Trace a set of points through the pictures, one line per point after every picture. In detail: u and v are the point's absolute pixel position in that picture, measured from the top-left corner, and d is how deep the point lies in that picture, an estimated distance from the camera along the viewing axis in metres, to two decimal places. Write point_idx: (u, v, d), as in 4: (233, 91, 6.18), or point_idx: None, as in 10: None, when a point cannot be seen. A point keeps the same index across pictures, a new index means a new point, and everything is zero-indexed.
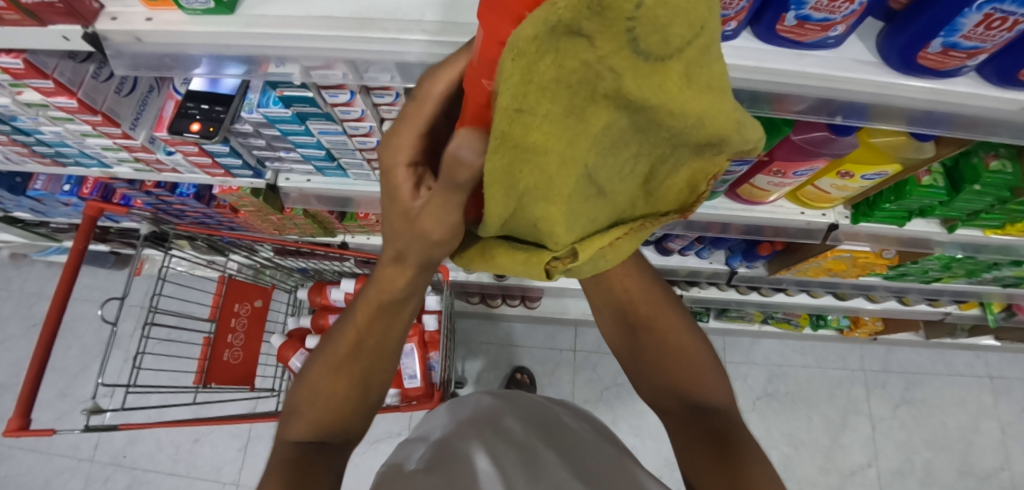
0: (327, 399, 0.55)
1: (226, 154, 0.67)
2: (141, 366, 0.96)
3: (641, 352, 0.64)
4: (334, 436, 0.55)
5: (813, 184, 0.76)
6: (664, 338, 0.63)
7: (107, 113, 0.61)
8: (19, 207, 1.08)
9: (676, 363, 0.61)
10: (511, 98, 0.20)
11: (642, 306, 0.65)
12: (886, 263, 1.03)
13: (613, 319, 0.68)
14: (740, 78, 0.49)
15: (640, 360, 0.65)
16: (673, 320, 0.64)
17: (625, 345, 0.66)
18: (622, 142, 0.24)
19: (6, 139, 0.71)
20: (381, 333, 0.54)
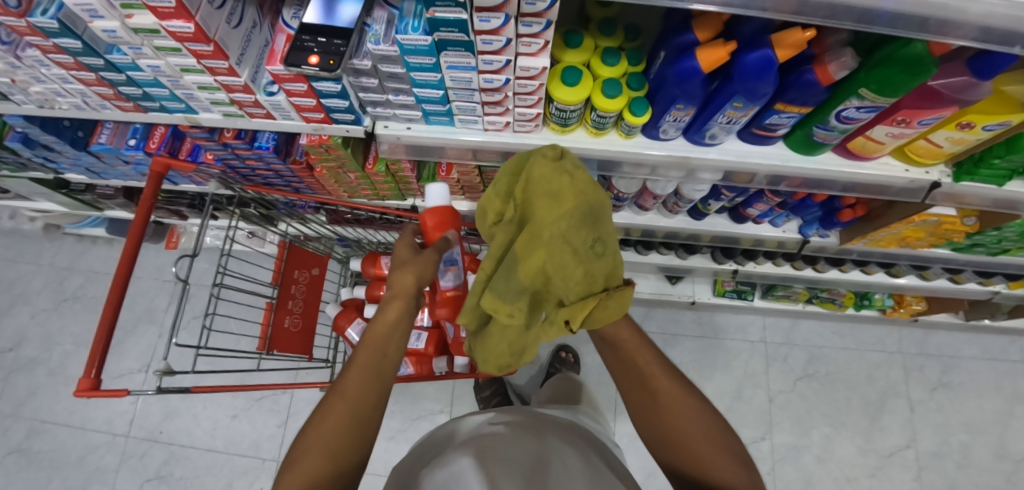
0: (329, 436, 0.49)
1: (335, 94, 0.64)
2: (210, 328, 0.93)
3: (664, 433, 0.56)
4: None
5: (926, 138, 0.74)
6: (676, 424, 0.56)
7: (219, 43, 0.58)
8: (73, 167, 1.04)
9: (694, 446, 0.55)
10: (542, 171, 0.59)
11: (660, 377, 0.58)
12: (965, 231, 1.02)
13: (626, 391, 0.61)
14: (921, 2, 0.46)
15: (661, 441, 0.57)
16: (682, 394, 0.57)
17: (645, 425, 0.58)
18: (589, 219, 0.57)
19: (93, 77, 0.67)
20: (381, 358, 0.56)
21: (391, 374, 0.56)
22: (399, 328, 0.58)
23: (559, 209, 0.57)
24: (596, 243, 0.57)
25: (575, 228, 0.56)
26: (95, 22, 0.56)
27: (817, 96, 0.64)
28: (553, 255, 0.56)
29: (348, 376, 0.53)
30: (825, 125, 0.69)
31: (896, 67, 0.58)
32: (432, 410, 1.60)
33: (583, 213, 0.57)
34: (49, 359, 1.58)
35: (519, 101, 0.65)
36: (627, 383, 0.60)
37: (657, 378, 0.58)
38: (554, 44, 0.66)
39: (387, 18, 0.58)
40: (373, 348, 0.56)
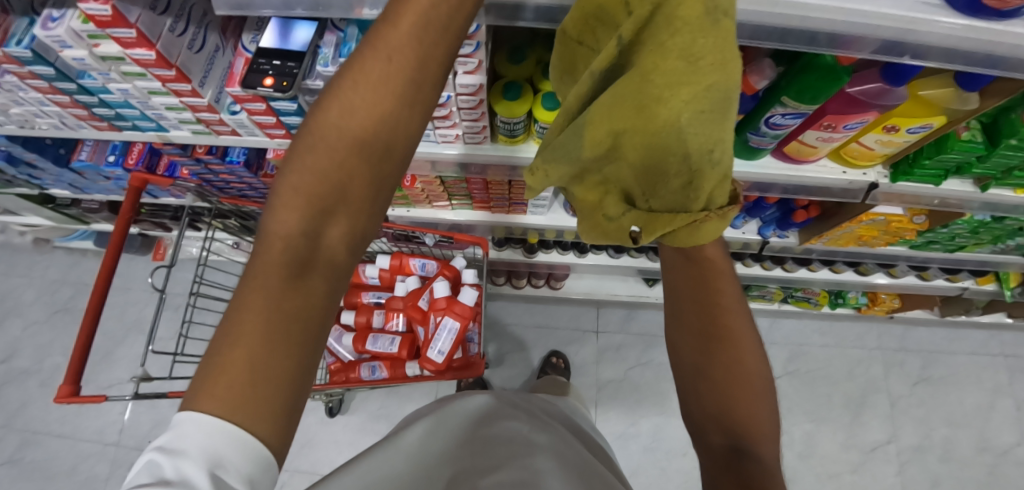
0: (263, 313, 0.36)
1: (292, 112, 0.68)
2: (188, 335, 0.96)
3: (708, 370, 0.55)
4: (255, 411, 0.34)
5: (858, 141, 0.78)
6: (729, 364, 0.54)
7: (181, 68, 0.63)
8: (58, 183, 1.08)
9: (742, 395, 0.54)
10: (673, 9, 0.34)
11: (733, 317, 0.55)
12: (916, 229, 1.06)
13: (693, 323, 0.56)
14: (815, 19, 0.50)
15: (700, 375, 0.56)
16: (743, 333, 0.55)
17: (692, 362, 0.56)
18: (715, 110, 0.34)
19: (67, 99, 0.72)
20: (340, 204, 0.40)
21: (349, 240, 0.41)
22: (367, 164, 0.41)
23: (698, 97, 0.34)
24: (705, 152, 0.35)
25: (700, 125, 0.34)
26: (65, 51, 0.60)
27: (745, 103, 0.69)
28: (635, 134, 0.37)
29: (275, 241, 0.38)
30: (758, 132, 0.74)
31: (813, 76, 0.62)
32: None
33: (706, 96, 0.33)
34: (41, 371, 1.62)
35: (465, 115, 0.69)
36: (698, 315, 0.55)
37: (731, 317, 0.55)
38: (497, 58, 0.70)
39: (335, 41, 0.64)
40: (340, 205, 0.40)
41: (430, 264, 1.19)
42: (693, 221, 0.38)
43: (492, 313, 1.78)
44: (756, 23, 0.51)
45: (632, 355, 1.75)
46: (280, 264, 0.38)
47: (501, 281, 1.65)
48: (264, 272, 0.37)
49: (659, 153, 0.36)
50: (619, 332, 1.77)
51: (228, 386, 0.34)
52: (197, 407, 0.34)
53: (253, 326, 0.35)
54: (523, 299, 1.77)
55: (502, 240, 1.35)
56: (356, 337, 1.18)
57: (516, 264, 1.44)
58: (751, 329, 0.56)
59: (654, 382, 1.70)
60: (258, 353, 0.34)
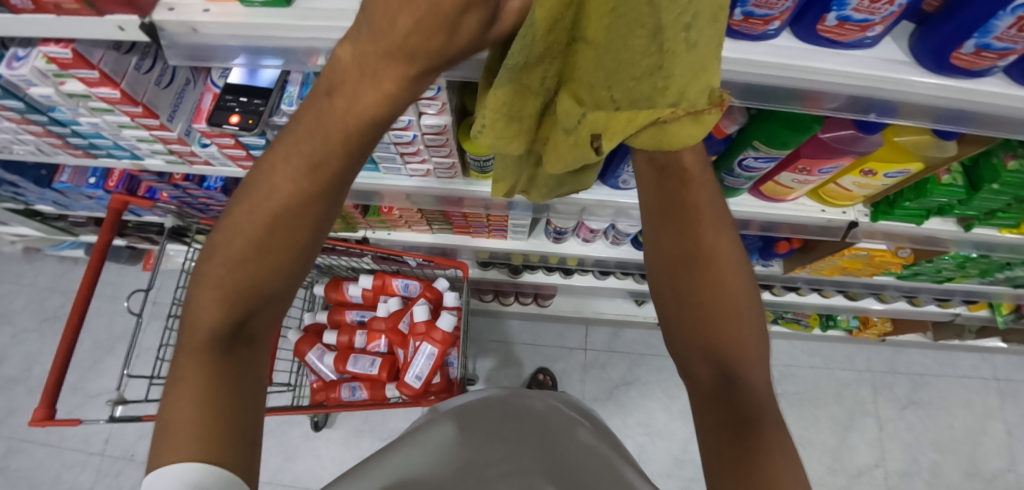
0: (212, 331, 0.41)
1: (261, 147, 0.68)
2: (166, 358, 0.96)
3: (687, 294, 0.50)
4: (219, 441, 0.38)
5: (835, 182, 0.78)
6: (716, 285, 0.49)
7: (148, 105, 0.62)
8: (42, 200, 1.09)
9: (726, 319, 0.48)
10: None
11: (714, 237, 0.49)
12: (900, 262, 1.05)
13: (668, 250, 0.50)
14: (779, 75, 0.50)
15: (680, 298, 0.50)
16: (729, 256, 0.49)
17: (673, 294, 0.51)
18: None
19: (41, 129, 0.72)
20: (297, 228, 0.41)
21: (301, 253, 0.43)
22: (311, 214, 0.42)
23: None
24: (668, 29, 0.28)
25: None
26: (32, 89, 0.61)
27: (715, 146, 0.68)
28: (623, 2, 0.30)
29: (215, 272, 0.41)
30: (732, 173, 0.73)
31: (782, 124, 0.61)
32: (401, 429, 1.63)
33: None
34: (29, 378, 1.63)
35: (434, 152, 0.69)
36: (676, 240, 0.49)
37: (713, 240, 0.49)
38: (464, 94, 0.69)
39: (301, 80, 0.63)
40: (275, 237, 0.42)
41: (413, 284, 1.18)
42: (657, 119, 0.31)
43: (479, 328, 1.77)
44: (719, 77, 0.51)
45: (615, 372, 1.74)
46: (235, 294, 0.41)
47: (489, 298, 1.64)
48: (219, 292, 0.41)
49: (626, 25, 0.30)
50: (606, 350, 1.76)
51: (192, 411, 0.38)
52: (160, 463, 0.37)
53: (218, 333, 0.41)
54: (510, 316, 1.76)
55: (486, 261, 1.34)
56: (336, 357, 1.18)
57: (500, 283, 1.44)
58: (738, 254, 0.50)
59: (640, 401, 1.70)
60: (213, 390, 0.39)
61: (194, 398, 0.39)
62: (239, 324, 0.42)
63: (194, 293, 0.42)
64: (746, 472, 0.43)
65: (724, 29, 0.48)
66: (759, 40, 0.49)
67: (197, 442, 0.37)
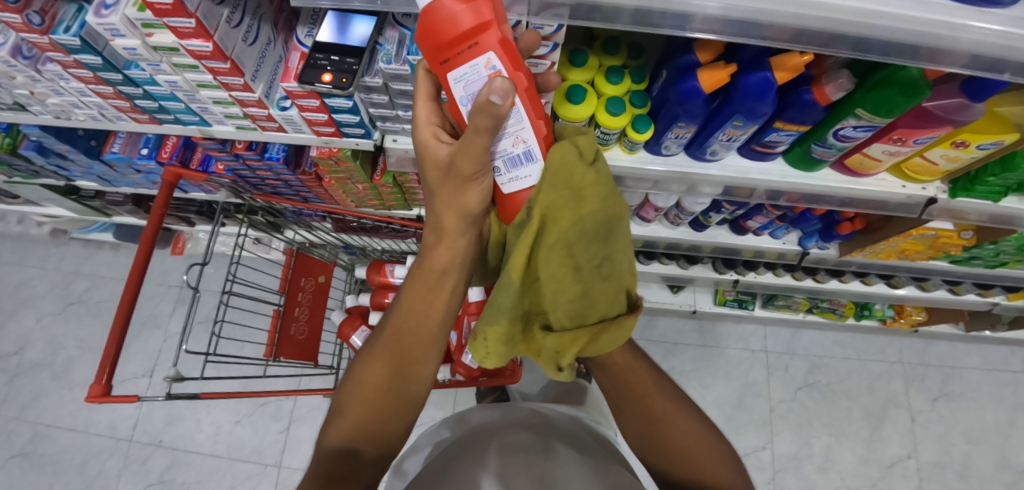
0: (371, 393, 0.57)
1: (347, 110, 0.66)
2: (220, 334, 0.94)
3: (660, 446, 0.65)
4: (369, 444, 0.57)
5: (922, 155, 0.76)
6: (676, 434, 0.64)
7: (235, 61, 0.60)
8: (86, 175, 1.06)
9: (692, 453, 0.63)
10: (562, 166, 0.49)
11: (657, 399, 0.67)
12: (962, 244, 1.04)
13: (632, 414, 0.68)
14: (919, 31, 0.48)
15: (655, 453, 0.66)
16: (681, 412, 0.66)
17: (638, 437, 0.67)
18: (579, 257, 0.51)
19: (111, 90, 0.69)
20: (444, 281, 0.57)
21: (433, 340, 0.59)
22: (449, 285, 0.58)
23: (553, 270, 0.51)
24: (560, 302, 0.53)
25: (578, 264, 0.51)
26: (117, 40, 0.58)
27: (815, 115, 0.66)
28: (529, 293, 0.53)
29: (387, 333, 0.58)
30: (823, 143, 0.71)
31: (893, 90, 0.60)
32: (434, 416, 1.62)
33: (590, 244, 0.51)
34: (54, 363, 1.60)
35: None
36: (628, 402, 0.68)
37: (654, 396, 0.67)
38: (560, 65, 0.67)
39: (399, 38, 0.60)
40: (409, 315, 0.58)
41: None
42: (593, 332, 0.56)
43: None
44: (855, 32, 0.49)
45: None
46: (392, 355, 0.57)
47: None
48: (384, 351, 0.58)
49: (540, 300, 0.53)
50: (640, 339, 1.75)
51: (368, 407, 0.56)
52: (327, 441, 0.56)
53: (364, 407, 0.56)
54: None
55: None
56: None
57: None
58: (690, 405, 0.68)
59: None
60: (375, 408, 0.56)
61: (358, 412, 0.56)
62: (398, 379, 0.57)
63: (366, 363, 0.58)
64: None
65: None
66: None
67: (348, 434, 0.56)
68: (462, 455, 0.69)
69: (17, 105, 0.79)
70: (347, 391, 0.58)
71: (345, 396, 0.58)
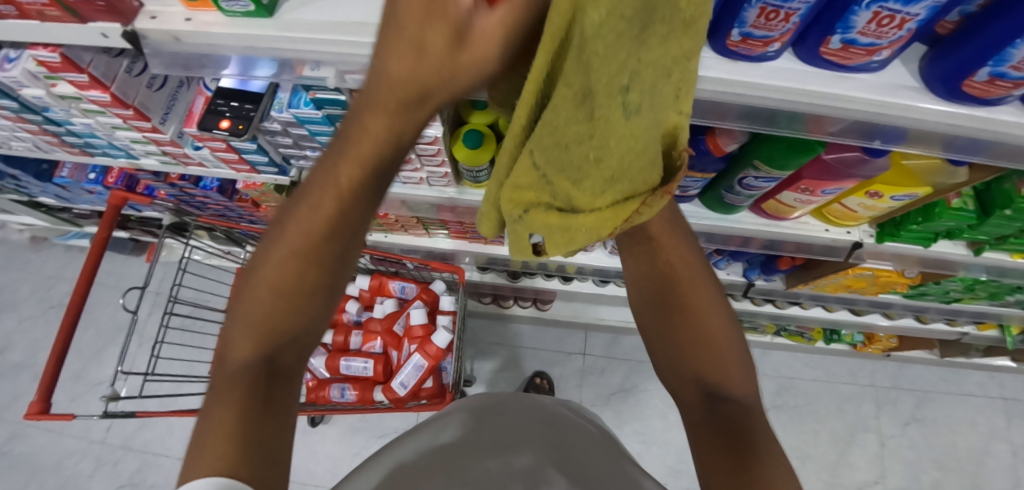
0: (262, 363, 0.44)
1: (253, 151, 0.67)
2: (160, 355, 0.96)
3: (669, 336, 0.58)
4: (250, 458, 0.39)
5: (840, 202, 0.76)
6: (700, 327, 0.57)
7: (138, 107, 0.62)
8: (44, 194, 1.10)
9: (707, 352, 0.56)
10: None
11: (688, 289, 0.58)
12: (907, 282, 1.02)
13: (651, 308, 0.60)
14: (779, 99, 0.48)
15: (668, 342, 0.59)
16: (710, 304, 0.58)
17: (655, 325, 0.59)
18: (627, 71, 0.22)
19: (37, 128, 0.72)
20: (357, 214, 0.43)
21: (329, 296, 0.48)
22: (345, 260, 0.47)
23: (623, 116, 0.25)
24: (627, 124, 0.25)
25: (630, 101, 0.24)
26: (24, 90, 0.61)
27: (713, 164, 0.66)
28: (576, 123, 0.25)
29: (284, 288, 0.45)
30: (732, 190, 0.72)
31: (781, 145, 0.60)
32: (397, 428, 1.64)
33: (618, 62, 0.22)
34: (34, 365, 1.66)
35: (427, 161, 0.69)
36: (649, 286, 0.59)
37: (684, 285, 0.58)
38: (462, 104, 0.68)
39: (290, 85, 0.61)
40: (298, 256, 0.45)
41: (409, 287, 1.18)
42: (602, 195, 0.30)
43: (478, 330, 1.78)
44: (715, 98, 0.49)
45: (614, 378, 1.73)
46: (287, 304, 0.45)
47: (488, 300, 1.65)
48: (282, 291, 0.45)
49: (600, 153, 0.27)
50: (604, 356, 1.75)
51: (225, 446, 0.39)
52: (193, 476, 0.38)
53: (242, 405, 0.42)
54: (508, 318, 1.76)
55: (485, 267, 1.33)
56: (329, 357, 1.17)
57: (500, 288, 1.40)
58: (717, 298, 0.59)
59: (637, 409, 1.69)
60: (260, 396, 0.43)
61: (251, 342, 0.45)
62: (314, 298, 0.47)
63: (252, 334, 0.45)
64: (745, 475, 0.48)
65: (722, 48, 0.46)
66: (758, 62, 0.47)
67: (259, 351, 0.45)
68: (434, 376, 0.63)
69: None
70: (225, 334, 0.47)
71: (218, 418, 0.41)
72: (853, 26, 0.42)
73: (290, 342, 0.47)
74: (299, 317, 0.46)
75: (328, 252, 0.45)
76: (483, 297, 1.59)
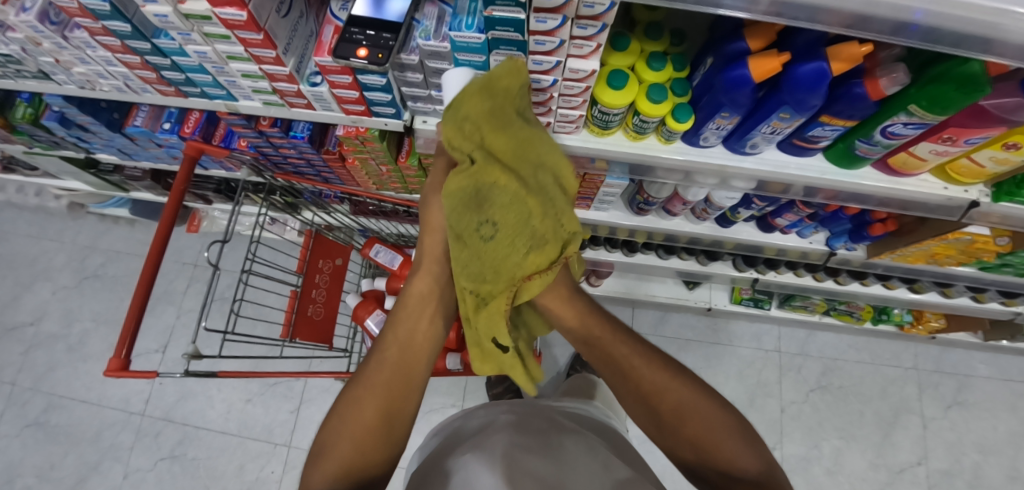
0: (353, 431, 0.61)
1: (379, 88, 0.64)
2: (239, 314, 0.92)
3: (658, 413, 0.65)
4: (358, 479, 0.58)
5: (969, 157, 0.73)
6: (678, 407, 0.64)
7: (268, 32, 0.58)
8: (106, 148, 1.05)
9: (703, 438, 0.60)
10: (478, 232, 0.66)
11: (648, 374, 0.68)
12: (997, 251, 1.01)
13: (628, 393, 0.69)
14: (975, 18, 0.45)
15: (658, 425, 0.65)
16: (682, 385, 0.65)
17: (647, 418, 0.66)
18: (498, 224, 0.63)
19: (138, 60, 0.68)
20: (411, 360, 0.71)
21: (414, 388, 0.69)
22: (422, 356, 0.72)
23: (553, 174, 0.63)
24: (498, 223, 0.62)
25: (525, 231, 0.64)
26: (148, 7, 0.56)
27: (865, 109, 0.64)
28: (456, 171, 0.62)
29: (376, 376, 0.67)
30: (869, 139, 0.69)
31: (950, 85, 0.57)
32: (444, 403, 1.62)
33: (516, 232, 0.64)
34: (69, 335, 1.61)
35: (563, 102, 0.64)
36: (619, 376, 0.70)
37: (642, 370, 0.68)
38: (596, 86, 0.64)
39: (438, 14, 0.58)
40: (398, 353, 0.70)
41: None
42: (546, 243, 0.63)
43: None
44: (921, 21, 0.46)
45: None
46: (379, 390, 0.66)
47: None
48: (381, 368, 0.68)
49: (519, 216, 0.62)
50: None
51: (337, 464, 0.58)
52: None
53: (346, 449, 0.60)
54: None
55: None
56: None
57: None
58: (701, 388, 0.65)
59: None
60: (360, 442, 0.61)
61: (333, 465, 0.58)
62: (378, 436, 0.62)
63: (349, 406, 0.64)
64: None
65: None
66: None
67: (335, 474, 0.57)
68: (460, 452, 0.72)
69: (41, 73, 0.78)
70: (308, 467, 0.60)
71: (328, 441, 0.61)
72: None
73: (383, 433, 0.63)
74: (390, 398, 0.66)
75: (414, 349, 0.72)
76: None
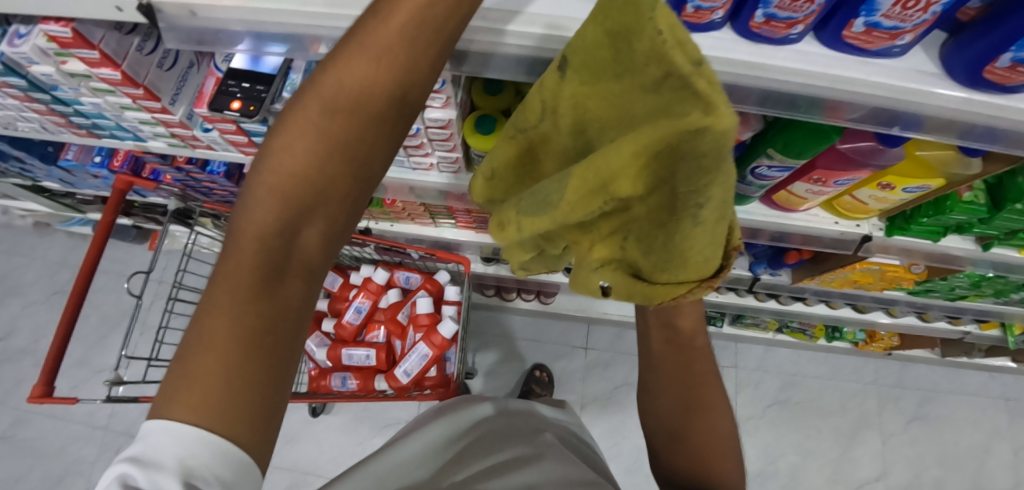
0: (245, 311, 0.35)
1: (263, 134, 0.67)
2: (164, 340, 0.96)
3: (686, 433, 0.58)
4: (234, 411, 0.32)
5: (851, 194, 0.75)
6: (710, 427, 0.57)
7: (149, 87, 0.61)
8: (49, 178, 1.09)
9: (716, 458, 0.56)
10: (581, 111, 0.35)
11: (702, 382, 0.59)
12: (914, 278, 1.02)
13: (673, 394, 0.59)
14: (781, 80, 0.48)
15: (677, 434, 0.58)
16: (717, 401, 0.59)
17: (669, 418, 0.59)
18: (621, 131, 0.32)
19: (43, 108, 0.72)
20: (348, 168, 0.38)
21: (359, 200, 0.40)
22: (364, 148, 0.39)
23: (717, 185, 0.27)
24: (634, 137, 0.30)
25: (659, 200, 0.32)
26: (33, 67, 0.60)
27: None
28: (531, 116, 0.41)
29: (284, 188, 0.37)
30: (744, 181, 0.72)
31: (801, 132, 0.59)
32: (400, 418, 1.64)
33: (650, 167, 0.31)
34: (37, 351, 1.66)
35: (438, 146, 0.68)
36: (672, 375, 0.58)
37: (702, 381, 0.58)
38: (464, 129, 0.67)
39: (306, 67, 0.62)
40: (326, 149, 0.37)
41: (414, 277, 1.19)
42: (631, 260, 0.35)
43: (481, 322, 1.78)
44: (735, 81, 0.49)
45: (619, 373, 1.73)
46: (294, 210, 0.37)
47: (491, 293, 1.65)
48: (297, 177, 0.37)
49: (639, 148, 0.30)
50: (608, 350, 1.75)
51: (199, 394, 0.32)
52: (167, 414, 0.32)
53: (221, 352, 0.33)
54: (511, 311, 1.76)
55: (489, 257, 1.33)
56: (332, 346, 1.17)
57: (504, 280, 1.40)
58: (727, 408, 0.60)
59: None
60: (243, 345, 0.33)
61: (202, 375, 0.32)
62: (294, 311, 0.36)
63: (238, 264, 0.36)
64: None
65: (744, 30, 0.46)
66: (780, 45, 0.47)
67: (197, 403, 0.31)
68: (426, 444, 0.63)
69: None
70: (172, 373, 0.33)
71: (197, 330, 0.34)
72: (878, 7, 0.42)
73: (305, 287, 0.37)
74: (299, 233, 0.37)
75: (361, 129, 0.38)
76: (485, 289, 1.59)
